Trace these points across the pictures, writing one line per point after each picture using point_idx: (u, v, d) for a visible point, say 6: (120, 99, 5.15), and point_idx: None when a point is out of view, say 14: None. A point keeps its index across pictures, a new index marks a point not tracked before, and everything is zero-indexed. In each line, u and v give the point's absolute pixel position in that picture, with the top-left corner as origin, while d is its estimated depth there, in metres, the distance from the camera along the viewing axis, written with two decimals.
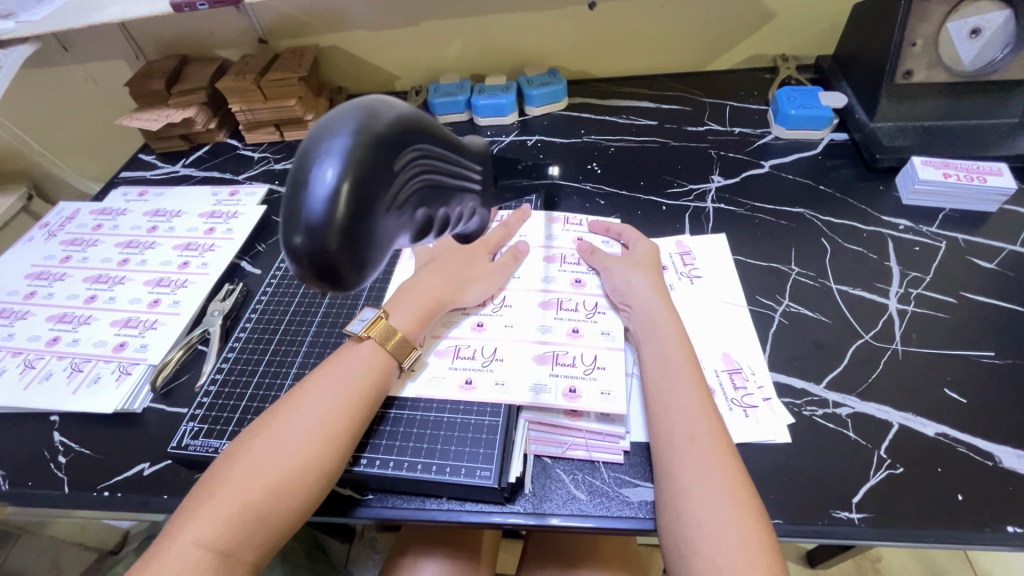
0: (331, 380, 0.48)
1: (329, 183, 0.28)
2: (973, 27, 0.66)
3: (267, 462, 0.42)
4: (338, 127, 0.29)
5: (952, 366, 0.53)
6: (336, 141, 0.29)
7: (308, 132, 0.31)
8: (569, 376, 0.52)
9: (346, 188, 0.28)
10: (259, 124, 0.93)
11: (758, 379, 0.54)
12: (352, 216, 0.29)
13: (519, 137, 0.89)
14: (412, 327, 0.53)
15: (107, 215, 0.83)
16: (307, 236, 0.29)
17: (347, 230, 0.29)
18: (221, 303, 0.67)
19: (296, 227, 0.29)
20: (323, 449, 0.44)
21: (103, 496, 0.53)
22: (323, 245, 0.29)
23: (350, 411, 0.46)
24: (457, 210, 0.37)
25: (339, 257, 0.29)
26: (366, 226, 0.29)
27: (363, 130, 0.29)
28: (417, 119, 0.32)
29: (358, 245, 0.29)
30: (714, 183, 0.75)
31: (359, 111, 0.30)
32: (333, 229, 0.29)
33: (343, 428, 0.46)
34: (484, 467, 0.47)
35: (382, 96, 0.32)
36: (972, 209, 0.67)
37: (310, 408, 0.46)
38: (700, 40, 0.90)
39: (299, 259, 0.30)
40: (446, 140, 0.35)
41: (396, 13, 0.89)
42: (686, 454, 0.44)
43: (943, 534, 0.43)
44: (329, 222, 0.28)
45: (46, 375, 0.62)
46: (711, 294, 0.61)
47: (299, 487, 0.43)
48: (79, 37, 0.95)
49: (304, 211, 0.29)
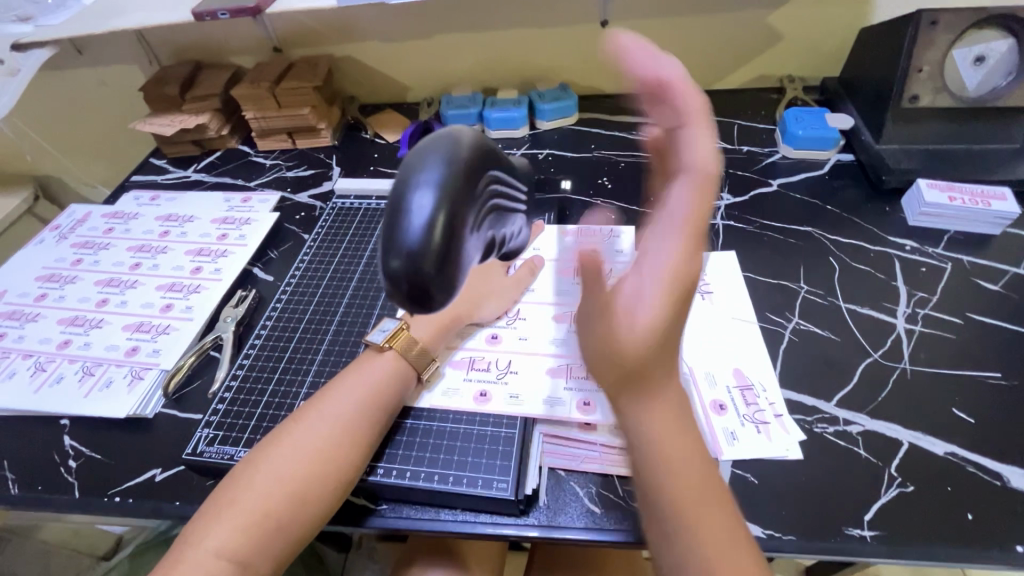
0: (351, 387, 0.49)
1: (427, 212, 0.31)
2: (978, 54, 0.69)
3: (288, 469, 0.43)
4: (430, 161, 0.32)
5: (960, 386, 0.54)
6: (429, 173, 0.32)
7: (399, 162, 0.34)
8: (583, 388, 0.53)
9: (442, 217, 0.31)
10: (272, 132, 0.94)
11: (769, 395, 0.54)
12: (446, 242, 0.31)
13: (530, 149, 0.90)
14: (431, 336, 0.55)
15: (119, 218, 0.83)
16: (407, 260, 0.31)
17: (442, 255, 0.31)
18: (234, 309, 0.67)
19: (394, 254, 0.31)
20: (344, 455, 0.45)
21: (114, 501, 0.53)
22: (419, 269, 0.31)
23: (370, 418, 0.47)
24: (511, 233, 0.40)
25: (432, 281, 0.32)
26: (456, 250, 0.32)
27: (452, 163, 0.32)
28: (488, 151, 0.36)
29: (447, 269, 0.32)
30: (723, 200, 0.77)
31: (440, 148, 0.33)
32: (430, 256, 0.31)
33: (363, 435, 0.46)
34: (501, 478, 0.48)
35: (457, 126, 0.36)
36: (976, 231, 0.68)
37: (331, 415, 0.46)
38: (710, 59, 0.92)
39: (396, 282, 0.32)
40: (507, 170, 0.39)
41: (411, 26, 0.91)
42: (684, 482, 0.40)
43: (954, 553, 0.44)
44: (425, 252, 0.31)
45: (57, 379, 0.62)
46: (722, 310, 0.62)
47: (320, 494, 0.43)
48: (95, 42, 0.96)
49: (398, 241, 0.31)
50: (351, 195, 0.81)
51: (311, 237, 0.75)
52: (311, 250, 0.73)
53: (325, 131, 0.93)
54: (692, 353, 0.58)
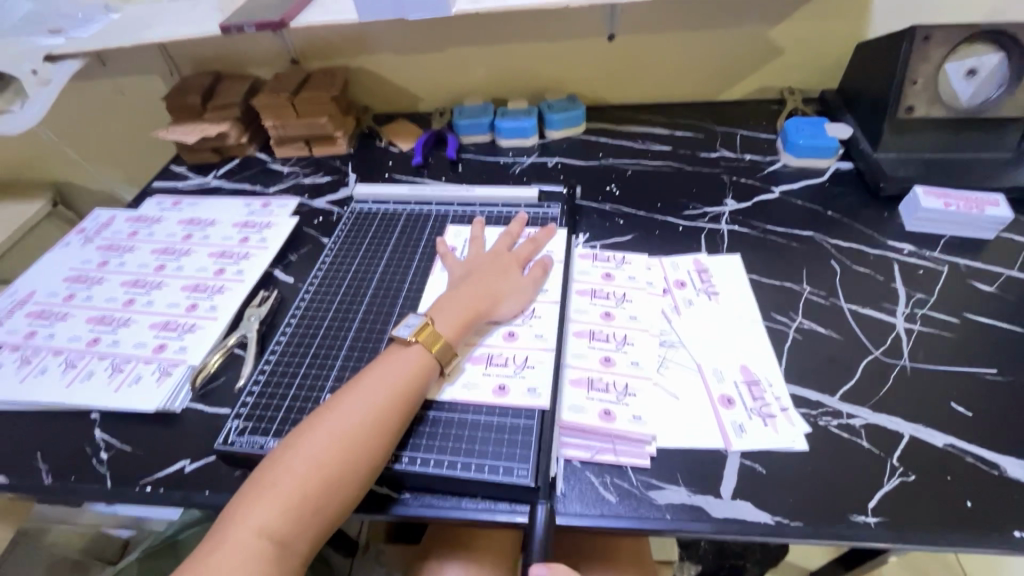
0: (380, 378, 0.52)
1: None
2: (970, 67, 0.72)
3: (323, 456, 0.46)
4: None
5: (957, 381, 0.56)
6: None
7: None
8: (604, 400, 0.55)
9: None
10: (290, 140, 0.97)
11: (775, 391, 0.57)
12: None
13: (540, 157, 0.93)
14: (454, 332, 0.57)
15: (143, 222, 0.86)
16: None
17: None
18: (258, 309, 0.70)
19: None
20: (373, 442, 0.48)
21: (145, 491, 0.55)
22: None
23: (398, 407, 0.50)
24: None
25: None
26: None
27: None
28: None
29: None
30: (727, 206, 0.80)
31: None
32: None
33: (390, 422, 0.49)
34: (521, 466, 0.50)
35: None
36: (971, 236, 0.71)
37: (361, 404, 0.49)
38: (712, 72, 0.95)
39: None
40: None
41: (425, 40, 0.95)
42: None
43: (954, 538, 0.46)
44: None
45: (88, 375, 0.65)
46: (728, 310, 0.65)
47: (351, 479, 0.46)
48: (120, 54, 0.99)
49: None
50: (369, 201, 0.83)
51: (330, 240, 0.78)
52: (331, 253, 0.75)
53: (341, 139, 0.97)
54: (700, 352, 0.60)
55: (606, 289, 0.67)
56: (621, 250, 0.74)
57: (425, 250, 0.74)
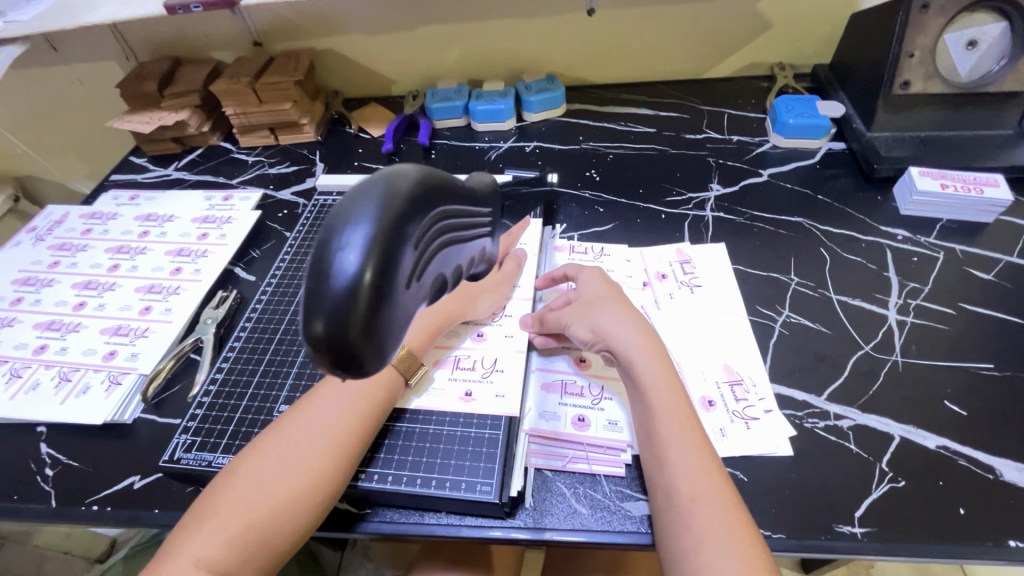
0: (339, 393, 0.47)
1: (351, 270, 0.24)
2: (969, 39, 0.67)
3: (278, 479, 0.43)
4: (360, 209, 0.25)
5: (952, 377, 0.53)
6: (357, 223, 0.25)
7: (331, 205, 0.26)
8: (577, 405, 0.52)
9: (369, 276, 0.24)
10: (254, 128, 0.92)
11: (759, 391, 0.53)
12: (375, 305, 0.24)
13: (517, 142, 0.88)
14: (420, 342, 0.53)
15: (98, 218, 0.81)
16: (330, 323, 0.24)
17: (369, 318, 0.24)
18: (215, 310, 0.66)
19: (316, 313, 0.24)
20: (330, 464, 0.44)
21: (91, 510, 0.51)
22: (343, 332, 0.24)
23: (357, 426, 0.46)
24: (471, 259, 0.33)
25: (360, 345, 0.25)
26: (388, 312, 0.25)
27: (383, 210, 0.25)
28: (433, 180, 0.28)
29: (382, 332, 0.25)
30: (713, 191, 0.75)
31: (373, 192, 0.26)
32: (354, 318, 0.24)
33: (349, 444, 0.45)
34: (485, 481, 0.47)
35: (390, 177, 0.27)
36: (968, 220, 0.67)
37: (316, 422, 0.46)
38: (699, 48, 0.90)
39: (319, 347, 0.25)
40: (461, 192, 0.30)
41: (392, 18, 0.89)
42: (686, 491, 0.41)
43: (945, 549, 0.43)
44: (350, 308, 0.24)
45: (33, 385, 0.61)
46: (711, 303, 0.61)
47: (304, 506, 0.43)
48: (70, 38, 0.93)
49: (320, 298, 0.24)
50: (334, 192, 0.79)
51: (293, 235, 0.74)
52: (292, 249, 0.71)
53: (308, 126, 0.91)
54: (681, 349, 0.57)
55: None
56: (598, 241, 0.70)
57: None
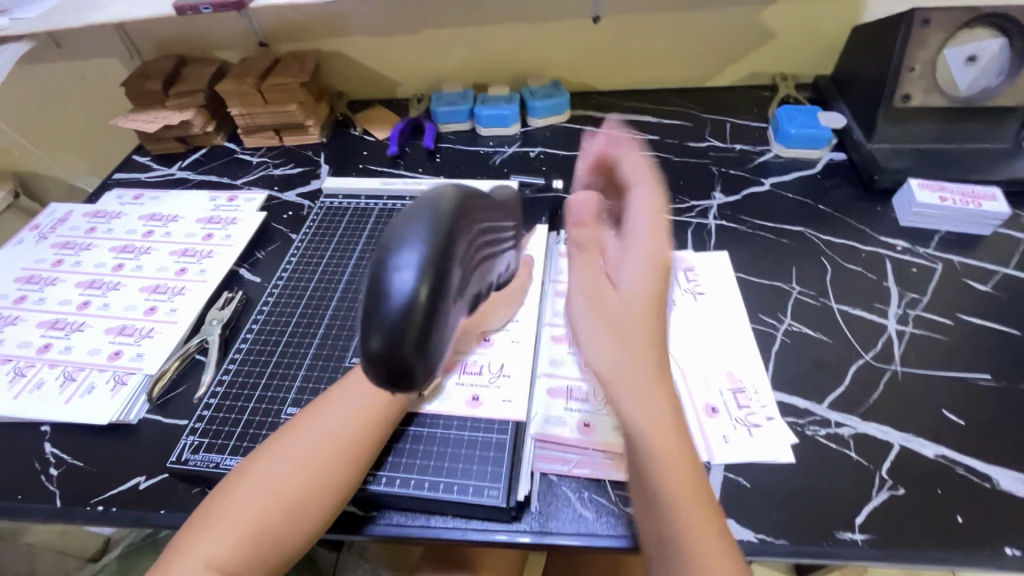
0: (353, 397, 0.48)
1: (408, 287, 0.33)
2: (969, 54, 0.69)
3: (290, 481, 0.43)
4: (411, 234, 0.34)
5: (950, 387, 0.54)
6: (410, 247, 0.34)
7: (384, 227, 0.36)
8: (583, 411, 0.53)
9: (422, 292, 0.33)
10: (259, 129, 0.92)
11: (761, 399, 0.54)
12: (427, 316, 0.34)
13: (522, 147, 0.89)
14: None
15: (101, 217, 0.81)
16: (390, 334, 0.33)
17: (423, 328, 0.34)
18: (220, 312, 0.66)
19: (379, 326, 0.33)
20: (342, 468, 0.45)
21: (97, 510, 0.52)
22: (403, 337, 0.34)
23: (370, 431, 0.47)
24: (501, 270, 0.45)
25: (415, 348, 0.34)
26: (436, 323, 0.35)
27: (431, 236, 0.34)
28: (465, 204, 0.37)
29: (433, 339, 0.35)
30: (716, 199, 0.76)
31: (423, 213, 0.35)
32: (411, 327, 0.33)
33: (361, 450, 0.46)
34: (493, 485, 0.47)
35: (433, 204, 0.35)
36: (965, 232, 0.68)
37: (330, 426, 0.46)
38: (702, 58, 0.91)
39: (378, 355, 0.34)
40: (485, 214, 0.40)
41: (400, 21, 0.89)
42: (673, 528, 0.38)
43: (943, 555, 0.44)
44: (408, 318, 0.33)
45: (37, 384, 0.61)
46: (714, 311, 0.62)
47: (315, 508, 0.43)
48: (75, 36, 0.94)
49: (383, 313, 0.33)
50: (340, 194, 0.79)
51: (299, 237, 0.74)
52: (298, 251, 0.71)
53: (313, 128, 0.92)
54: (684, 356, 0.58)
55: None
56: None
57: None
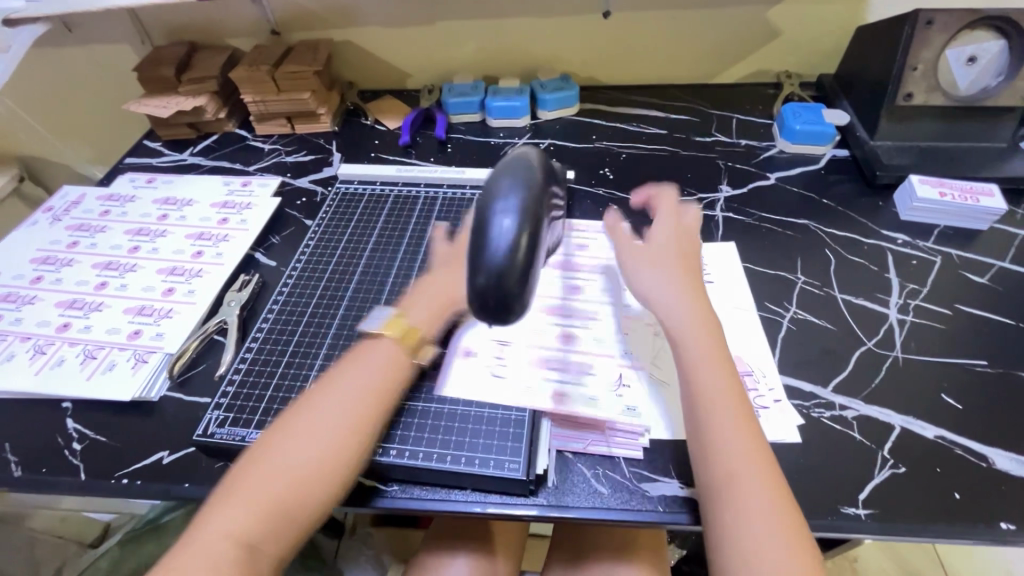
0: (362, 370, 0.50)
1: (508, 234, 0.42)
2: (970, 54, 0.71)
3: (305, 456, 0.45)
4: (508, 189, 0.44)
5: (949, 374, 0.56)
6: (509, 200, 0.44)
7: (485, 184, 0.46)
8: (591, 387, 0.54)
9: (522, 238, 0.42)
10: (271, 116, 0.92)
11: (769, 381, 0.56)
12: (523, 262, 0.42)
13: (532, 139, 0.90)
14: (428, 322, 0.55)
15: (115, 201, 0.82)
16: (490, 276, 0.42)
17: (520, 269, 0.42)
18: (238, 294, 0.67)
19: (479, 270, 0.42)
20: (349, 440, 0.46)
21: (121, 483, 0.53)
22: (502, 282, 0.42)
23: (377, 402, 0.49)
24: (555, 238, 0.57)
25: (510, 290, 0.42)
26: (529, 268, 0.43)
27: (527, 187, 0.45)
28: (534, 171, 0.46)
29: (521, 283, 0.43)
30: (723, 192, 0.78)
31: (520, 171, 0.46)
32: (511, 270, 0.42)
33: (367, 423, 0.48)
34: (513, 459, 0.49)
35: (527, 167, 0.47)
36: (964, 226, 0.71)
37: (340, 398, 0.48)
38: (708, 55, 0.93)
39: (478, 294, 0.43)
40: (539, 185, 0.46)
41: (412, 12, 0.91)
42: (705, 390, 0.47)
43: (941, 529, 0.46)
44: (510, 264, 0.42)
45: (58, 362, 0.62)
46: (723, 300, 0.64)
47: (330, 481, 0.45)
48: (85, 21, 0.94)
49: (485, 257, 0.42)
50: (355, 180, 0.80)
51: (315, 222, 0.75)
52: (315, 237, 0.72)
53: (325, 116, 0.93)
54: None
55: (598, 270, 0.66)
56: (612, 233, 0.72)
57: (414, 231, 0.71)
